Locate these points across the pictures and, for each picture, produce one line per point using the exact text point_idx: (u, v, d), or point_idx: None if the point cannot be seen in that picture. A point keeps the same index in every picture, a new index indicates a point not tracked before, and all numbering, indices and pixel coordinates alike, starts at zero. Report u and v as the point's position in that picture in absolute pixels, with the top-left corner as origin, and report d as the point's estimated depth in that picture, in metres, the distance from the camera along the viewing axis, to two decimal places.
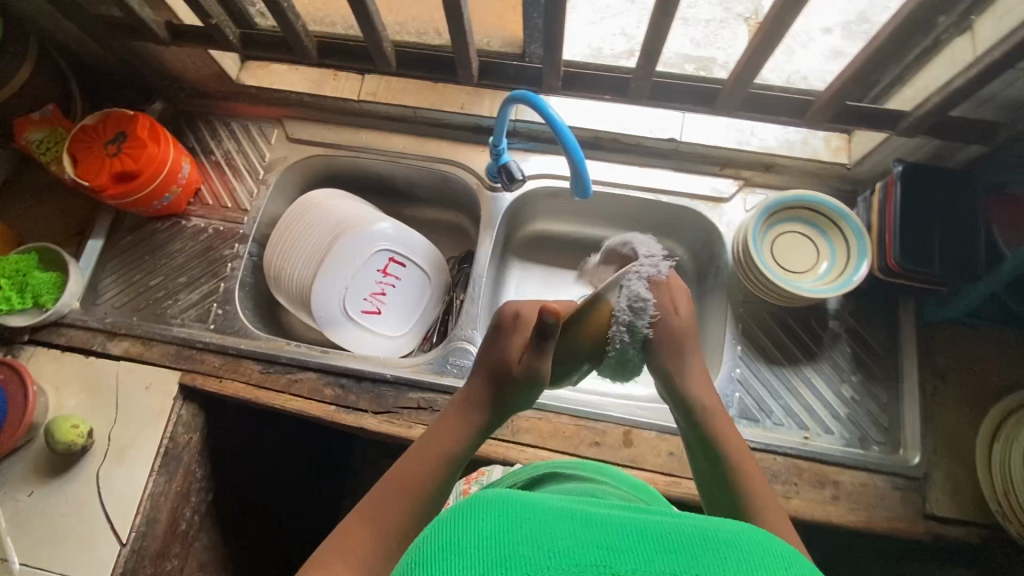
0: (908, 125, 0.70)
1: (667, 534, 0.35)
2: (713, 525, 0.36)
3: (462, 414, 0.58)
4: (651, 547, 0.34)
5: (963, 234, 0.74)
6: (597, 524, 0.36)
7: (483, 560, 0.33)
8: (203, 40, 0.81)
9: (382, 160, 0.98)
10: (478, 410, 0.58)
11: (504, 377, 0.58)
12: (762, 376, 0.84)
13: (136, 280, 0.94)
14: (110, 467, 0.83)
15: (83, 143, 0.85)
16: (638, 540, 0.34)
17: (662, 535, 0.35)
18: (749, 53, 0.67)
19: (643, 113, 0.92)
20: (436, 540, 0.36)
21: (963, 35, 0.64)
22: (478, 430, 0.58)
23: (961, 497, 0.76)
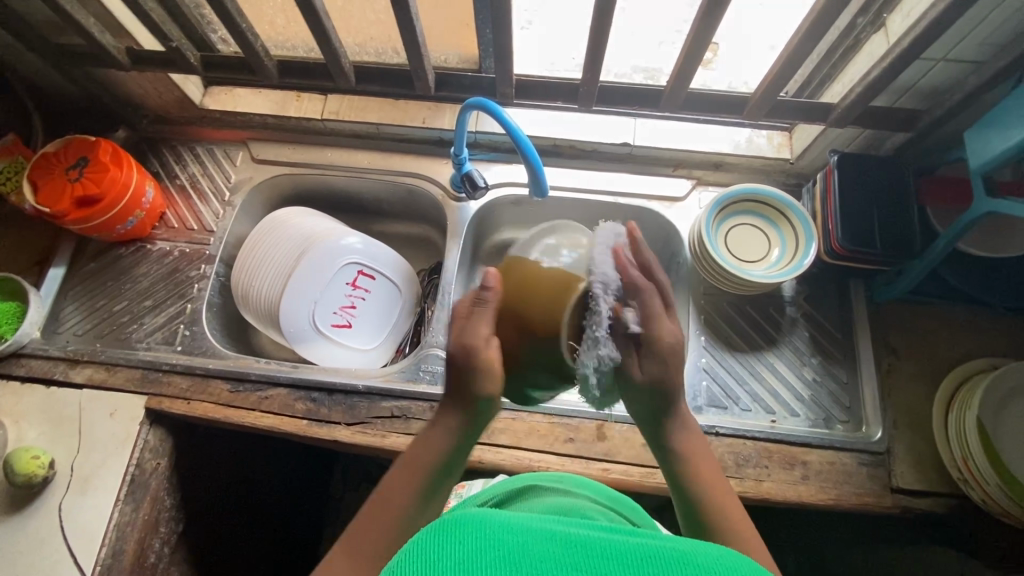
0: (839, 115, 0.76)
1: (646, 558, 0.37)
2: (691, 548, 0.38)
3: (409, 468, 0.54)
4: (629, 571, 0.36)
5: (902, 215, 0.79)
6: (578, 547, 0.38)
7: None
8: (166, 65, 0.83)
9: (348, 176, 1.00)
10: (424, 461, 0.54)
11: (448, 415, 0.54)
12: (727, 364, 0.86)
13: (99, 306, 0.92)
14: (72, 500, 0.80)
15: (44, 170, 0.85)
16: (618, 564, 0.36)
17: (641, 560, 0.37)
18: (688, 55, 0.72)
19: (597, 120, 0.96)
20: (422, 549, 0.38)
21: (878, 31, 0.71)
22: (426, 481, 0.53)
23: (924, 468, 0.78)
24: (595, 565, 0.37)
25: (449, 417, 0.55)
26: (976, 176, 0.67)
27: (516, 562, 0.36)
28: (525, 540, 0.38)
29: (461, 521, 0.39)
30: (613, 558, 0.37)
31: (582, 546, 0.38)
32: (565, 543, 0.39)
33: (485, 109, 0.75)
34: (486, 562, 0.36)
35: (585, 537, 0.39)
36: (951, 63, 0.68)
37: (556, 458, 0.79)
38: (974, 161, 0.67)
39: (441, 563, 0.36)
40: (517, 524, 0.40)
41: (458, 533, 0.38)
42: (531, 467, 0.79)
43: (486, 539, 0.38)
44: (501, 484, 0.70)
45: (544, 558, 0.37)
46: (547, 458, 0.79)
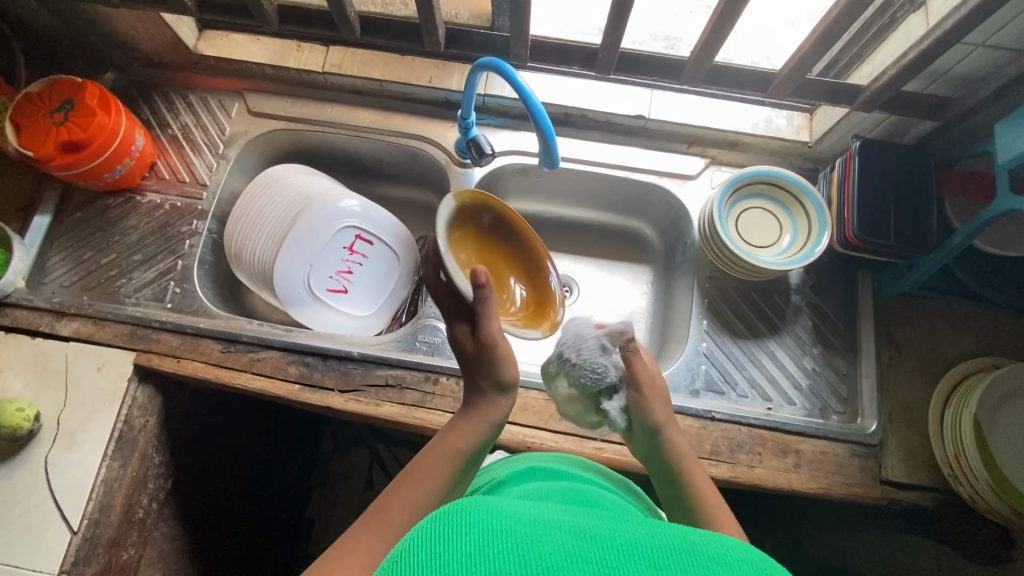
0: (865, 99, 0.72)
1: (654, 548, 0.36)
2: (702, 541, 0.38)
3: (448, 449, 0.57)
4: (640, 562, 0.35)
5: (920, 209, 0.77)
6: (584, 538, 0.37)
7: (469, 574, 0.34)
8: (157, 3, 0.77)
9: (347, 134, 0.96)
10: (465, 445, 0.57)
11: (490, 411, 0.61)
12: (727, 349, 0.86)
13: (86, 257, 0.89)
14: (59, 454, 0.79)
15: (26, 111, 0.81)
16: (628, 556, 0.36)
17: (650, 550, 0.36)
18: (716, 27, 0.67)
19: (613, 89, 0.92)
20: (421, 550, 0.37)
21: (918, 11, 0.67)
22: (464, 462, 0.57)
23: (914, 462, 0.79)
24: (601, 553, 0.36)
25: (497, 401, 0.61)
26: (1001, 171, 0.65)
27: (516, 551, 0.35)
28: (530, 531, 0.37)
29: (467, 513, 0.39)
30: (619, 547, 0.36)
31: (589, 537, 0.37)
32: (573, 533, 0.38)
33: (496, 71, 0.70)
34: (489, 548, 0.36)
35: (591, 529, 0.39)
36: (989, 49, 0.64)
37: (549, 434, 0.79)
38: (1001, 155, 0.65)
39: (444, 560, 0.35)
40: (523, 516, 0.39)
41: (461, 526, 0.38)
42: (526, 443, 0.78)
43: (488, 528, 0.38)
44: (499, 464, 0.69)
45: (550, 546, 0.36)
46: (540, 434, 0.79)
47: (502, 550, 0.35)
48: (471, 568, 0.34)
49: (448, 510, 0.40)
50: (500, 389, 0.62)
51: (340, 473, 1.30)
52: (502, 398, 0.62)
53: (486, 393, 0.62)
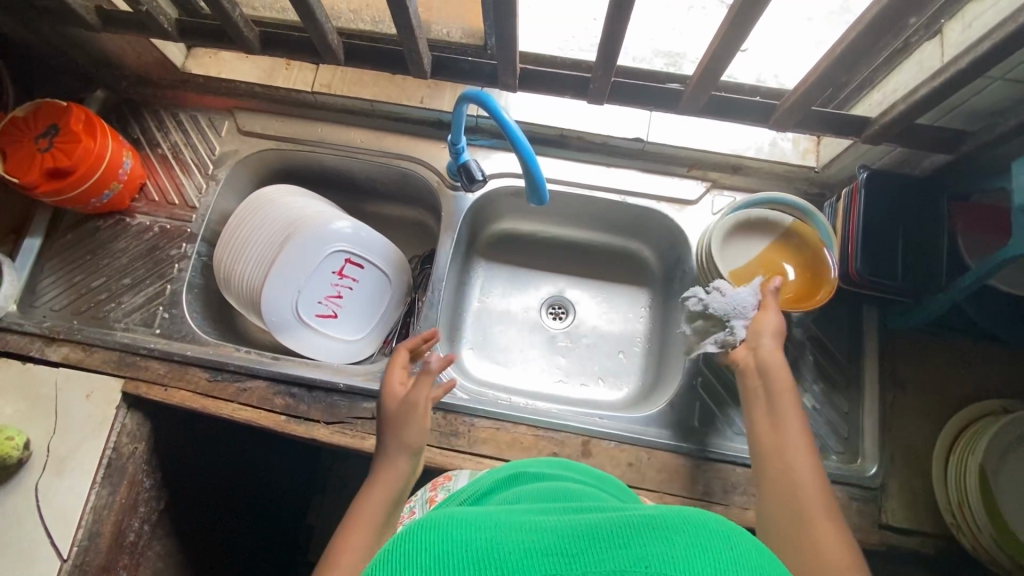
0: (874, 132, 0.68)
1: (614, 531, 0.34)
2: (660, 512, 0.36)
3: (361, 524, 0.58)
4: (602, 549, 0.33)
5: (930, 245, 0.73)
6: (543, 532, 0.35)
7: None
8: (137, 28, 0.75)
9: (338, 155, 0.94)
10: (376, 517, 0.59)
11: (391, 472, 0.64)
12: (724, 384, 0.83)
13: (77, 280, 0.89)
14: (49, 481, 0.79)
15: (12, 137, 0.80)
16: (588, 544, 0.34)
17: (610, 534, 0.34)
18: (714, 59, 0.63)
19: (610, 110, 0.89)
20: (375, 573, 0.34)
21: (934, 39, 0.63)
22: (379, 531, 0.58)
23: (916, 507, 0.76)
24: (559, 544, 0.34)
25: (397, 462, 0.65)
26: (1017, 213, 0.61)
27: (474, 556, 0.33)
28: (488, 533, 0.35)
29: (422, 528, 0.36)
30: (579, 535, 0.34)
31: (547, 530, 0.35)
32: (530, 530, 0.36)
33: (481, 103, 0.67)
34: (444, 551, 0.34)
35: (553, 521, 0.37)
36: (1010, 83, 0.59)
37: None
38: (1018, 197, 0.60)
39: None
40: (479, 520, 0.37)
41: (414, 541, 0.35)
42: None
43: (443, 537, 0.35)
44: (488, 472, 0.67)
45: (507, 545, 0.34)
46: None
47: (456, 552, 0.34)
48: None
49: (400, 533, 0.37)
50: (405, 453, 0.65)
51: (337, 485, 1.30)
52: (400, 457, 0.65)
53: (384, 460, 0.65)
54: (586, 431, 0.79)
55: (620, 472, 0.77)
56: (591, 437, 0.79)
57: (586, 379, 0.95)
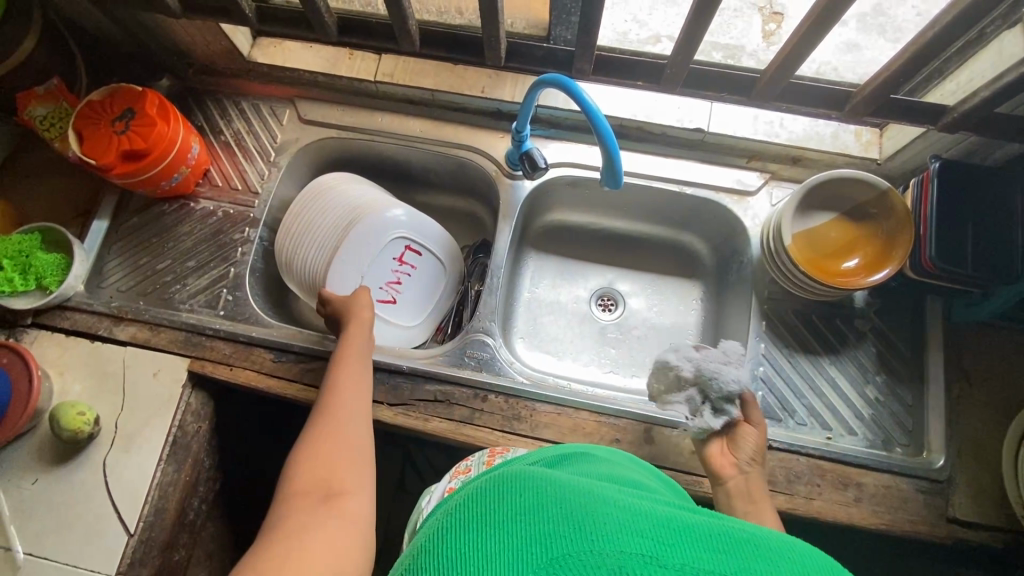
0: (950, 121, 0.68)
1: (713, 534, 0.33)
2: (760, 532, 0.35)
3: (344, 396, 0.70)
4: (698, 546, 0.32)
5: (1003, 236, 0.72)
6: (640, 512, 0.34)
7: (519, 535, 0.33)
8: (219, 15, 0.77)
9: (397, 144, 0.95)
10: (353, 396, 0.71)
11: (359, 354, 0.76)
12: (786, 374, 0.82)
13: (143, 263, 0.91)
14: (116, 457, 0.80)
15: (88, 120, 0.82)
16: (686, 535, 0.33)
17: (709, 535, 0.33)
18: (794, 46, 0.64)
19: (670, 101, 0.89)
20: (470, 511, 0.36)
21: (1013, 28, 0.63)
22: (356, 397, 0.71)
23: (984, 501, 0.75)
24: (656, 529, 0.33)
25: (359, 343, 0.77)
26: None
27: (571, 513, 0.33)
28: (584, 499, 0.35)
29: (522, 477, 0.37)
30: (678, 528, 0.33)
31: (647, 512, 0.35)
32: (630, 506, 0.35)
33: (565, 87, 0.68)
34: (536, 514, 0.34)
35: (651, 506, 0.36)
36: None
37: None
38: None
39: (493, 523, 0.34)
40: (577, 485, 0.37)
41: (510, 489, 0.36)
42: None
43: (543, 494, 0.35)
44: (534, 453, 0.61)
45: (603, 517, 0.33)
46: None
47: (550, 515, 0.33)
48: (522, 534, 0.33)
49: (497, 476, 0.38)
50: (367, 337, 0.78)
51: None
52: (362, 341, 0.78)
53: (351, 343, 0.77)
54: (648, 417, 0.79)
55: (683, 459, 0.77)
56: (653, 424, 0.79)
57: (638, 370, 0.95)
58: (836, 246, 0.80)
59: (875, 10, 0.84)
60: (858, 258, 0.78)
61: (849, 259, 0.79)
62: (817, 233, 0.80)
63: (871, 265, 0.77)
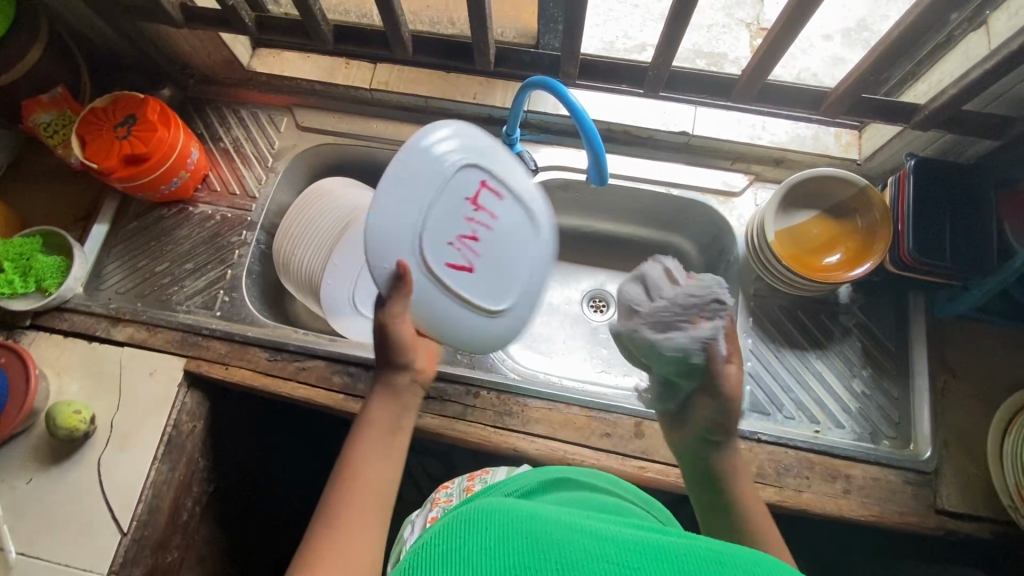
0: (922, 118, 0.71)
1: (678, 552, 0.34)
2: (727, 548, 0.36)
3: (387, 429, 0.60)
4: (664, 564, 0.33)
5: (978, 230, 0.74)
6: (606, 539, 0.36)
7: (488, 567, 0.34)
8: (219, 24, 0.81)
9: (391, 149, 0.98)
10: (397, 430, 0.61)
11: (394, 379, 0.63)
12: (773, 369, 0.84)
13: (141, 265, 0.92)
14: (111, 456, 0.81)
15: (92, 125, 0.84)
16: (652, 557, 0.34)
17: (674, 553, 0.34)
18: (769, 49, 0.67)
19: (656, 105, 0.92)
20: (439, 547, 0.36)
21: (978, 29, 0.66)
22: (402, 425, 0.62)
23: (972, 492, 0.76)
24: (622, 554, 0.34)
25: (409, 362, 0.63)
26: None
27: (539, 545, 0.35)
28: (550, 530, 0.36)
29: (490, 511, 0.38)
30: (644, 552, 0.34)
31: (613, 539, 0.36)
32: (595, 534, 0.36)
33: (550, 89, 0.71)
34: (503, 545, 0.35)
35: (617, 532, 0.37)
36: None
37: (591, 452, 0.78)
38: None
39: (460, 557, 0.35)
40: (544, 517, 0.38)
41: (478, 523, 0.37)
42: (565, 459, 0.78)
43: (511, 526, 0.37)
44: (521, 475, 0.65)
45: (567, 545, 0.35)
46: (581, 451, 0.78)
47: (515, 547, 0.35)
48: (492, 563, 0.34)
49: (466, 512, 0.39)
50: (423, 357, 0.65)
51: None
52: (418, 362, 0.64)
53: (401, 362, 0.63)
54: (639, 412, 0.80)
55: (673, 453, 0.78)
56: (643, 419, 0.80)
57: (629, 369, 0.96)
58: (815, 243, 0.82)
59: (860, 26, 0.89)
60: (839, 253, 0.81)
61: (831, 255, 0.81)
62: (799, 230, 0.83)
63: (853, 260, 0.79)
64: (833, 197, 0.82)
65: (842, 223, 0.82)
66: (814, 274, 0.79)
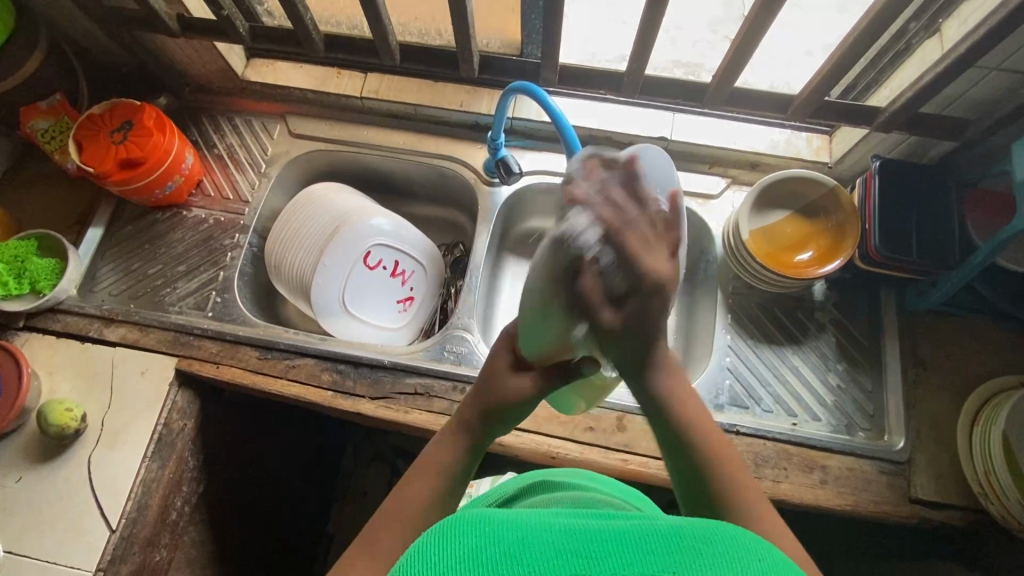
0: (884, 120, 0.75)
1: (645, 540, 0.35)
2: (689, 525, 0.36)
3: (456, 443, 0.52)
4: (631, 557, 0.34)
5: (942, 227, 0.78)
6: (572, 538, 0.36)
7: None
8: (214, 34, 0.84)
9: (381, 155, 1.01)
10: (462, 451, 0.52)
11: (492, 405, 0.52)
12: (751, 365, 0.86)
13: (134, 268, 0.94)
14: (102, 454, 0.82)
15: (89, 131, 0.87)
16: (618, 550, 0.34)
17: (640, 542, 0.35)
18: (735, 55, 0.71)
19: (635, 113, 0.96)
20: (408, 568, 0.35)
21: (932, 37, 0.71)
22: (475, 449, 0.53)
23: (945, 481, 0.78)
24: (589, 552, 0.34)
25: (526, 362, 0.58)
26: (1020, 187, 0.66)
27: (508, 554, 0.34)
28: (516, 533, 0.36)
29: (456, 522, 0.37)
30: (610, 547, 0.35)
31: (577, 536, 0.36)
32: (560, 533, 0.36)
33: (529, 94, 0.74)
34: (482, 558, 0.34)
35: (582, 527, 0.37)
36: (1004, 73, 0.67)
37: (574, 445, 0.80)
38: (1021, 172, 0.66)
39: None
40: (508, 519, 0.37)
41: (446, 535, 0.36)
42: (550, 452, 0.80)
43: (480, 534, 0.36)
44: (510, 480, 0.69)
45: (539, 551, 0.34)
46: (565, 445, 0.80)
47: (495, 557, 0.34)
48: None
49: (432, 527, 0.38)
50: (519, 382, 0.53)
51: (361, 490, 1.29)
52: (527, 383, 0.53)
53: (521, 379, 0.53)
54: (621, 406, 0.82)
55: (655, 446, 0.80)
56: (626, 413, 0.82)
57: None
58: (787, 241, 0.86)
59: None
60: (810, 250, 0.85)
61: (803, 252, 0.85)
62: (771, 229, 0.86)
63: (825, 255, 0.83)
64: (802, 196, 0.85)
65: (813, 221, 0.85)
66: (789, 271, 0.82)
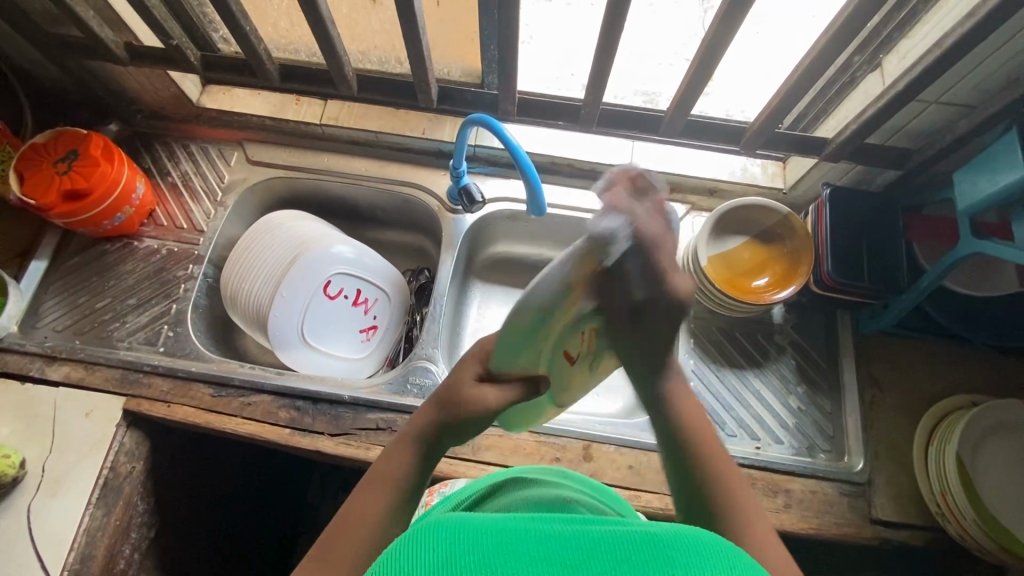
0: (832, 150, 0.77)
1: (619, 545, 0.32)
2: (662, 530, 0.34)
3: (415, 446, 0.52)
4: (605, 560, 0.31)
5: (891, 252, 0.80)
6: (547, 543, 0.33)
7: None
8: (165, 63, 0.82)
9: (342, 182, 0.99)
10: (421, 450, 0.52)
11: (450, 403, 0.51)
12: (714, 390, 0.87)
13: (81, 302, 0.90)
14: (42, 502, 0.77)
15: (31, 161, 0.83)
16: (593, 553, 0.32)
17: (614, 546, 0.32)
18: (687, 87, 0.73)
19: (596, 140, 0.97)
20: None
21: (874, 71, 0.74)
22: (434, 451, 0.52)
23: (904, 500, 0.79)
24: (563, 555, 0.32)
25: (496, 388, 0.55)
26: (963, 217, 0.69)
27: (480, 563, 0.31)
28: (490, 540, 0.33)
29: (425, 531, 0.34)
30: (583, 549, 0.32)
31: (552, 541, 0.33)
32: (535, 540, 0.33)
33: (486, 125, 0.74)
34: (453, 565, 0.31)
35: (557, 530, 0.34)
36: (942, 106, 0.70)
37: None
38: (962, 203, 0.68)
39: None
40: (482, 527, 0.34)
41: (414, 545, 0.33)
42: None
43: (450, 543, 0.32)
44: (473, 484, 0.60)
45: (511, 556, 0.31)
46: None
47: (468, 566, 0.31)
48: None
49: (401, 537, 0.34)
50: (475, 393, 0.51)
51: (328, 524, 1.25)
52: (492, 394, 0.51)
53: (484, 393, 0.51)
54: (585, 435, 0.81)
55: (621, 475, 0.80)
56: (592, 442, 0.81)
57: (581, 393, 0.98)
58: (743, 265, 0.87)
59: None
60: (767, 275, 0.86)
61: (760, 278, 0.86)
62: (729, 253, 0.87)
63: (780, 281, 0.85)
64: (756, 221, 0.86)
65: (768, 245, 0.87)
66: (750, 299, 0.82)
